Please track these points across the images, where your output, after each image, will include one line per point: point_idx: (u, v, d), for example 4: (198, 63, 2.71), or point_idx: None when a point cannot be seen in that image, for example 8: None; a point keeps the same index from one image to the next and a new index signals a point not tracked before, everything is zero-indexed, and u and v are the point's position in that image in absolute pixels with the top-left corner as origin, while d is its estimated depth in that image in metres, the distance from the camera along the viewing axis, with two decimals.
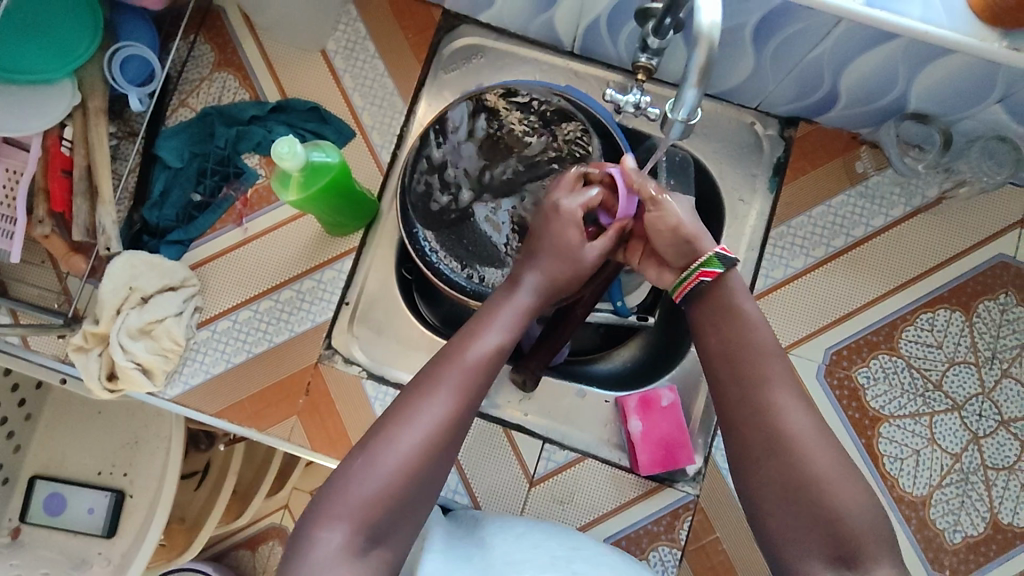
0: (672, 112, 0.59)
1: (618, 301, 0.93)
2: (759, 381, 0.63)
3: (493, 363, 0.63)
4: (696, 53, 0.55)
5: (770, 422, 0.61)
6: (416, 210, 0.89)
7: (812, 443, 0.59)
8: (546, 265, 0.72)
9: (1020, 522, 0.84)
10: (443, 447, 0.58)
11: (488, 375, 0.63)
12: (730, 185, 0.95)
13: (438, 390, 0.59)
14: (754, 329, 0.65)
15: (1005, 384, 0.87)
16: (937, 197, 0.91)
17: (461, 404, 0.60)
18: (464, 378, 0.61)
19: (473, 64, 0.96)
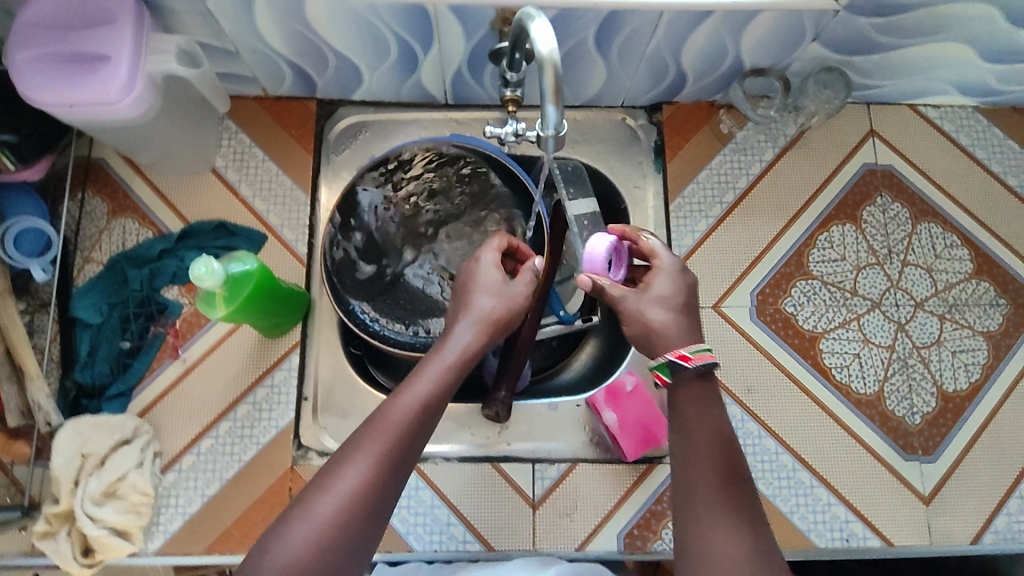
0: (542, 130, 0.65)
1: (561, 312, 0.97)
2: (696, 492, 0.64)
3: (422, 414, 0.66)
4: (544, 79, 0.61)
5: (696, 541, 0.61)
6: (347, 286, 0.91)
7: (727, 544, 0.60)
8: (479, 306, 0.75)
9: (962, 386, 0.94)
10: (368, 502, 0.61)
11: (418, 428, 0.66)
12: (622, 177, 1.03)
13: (363, 447, 0.63)
14: (696, 445, 0.66)
15: (909, 272, 0.98)
16: (797, 133, 1.02)
17: (387, 457, 0.63)
18: (390, 432, 0.64)
19: (360, 140, 1.01)
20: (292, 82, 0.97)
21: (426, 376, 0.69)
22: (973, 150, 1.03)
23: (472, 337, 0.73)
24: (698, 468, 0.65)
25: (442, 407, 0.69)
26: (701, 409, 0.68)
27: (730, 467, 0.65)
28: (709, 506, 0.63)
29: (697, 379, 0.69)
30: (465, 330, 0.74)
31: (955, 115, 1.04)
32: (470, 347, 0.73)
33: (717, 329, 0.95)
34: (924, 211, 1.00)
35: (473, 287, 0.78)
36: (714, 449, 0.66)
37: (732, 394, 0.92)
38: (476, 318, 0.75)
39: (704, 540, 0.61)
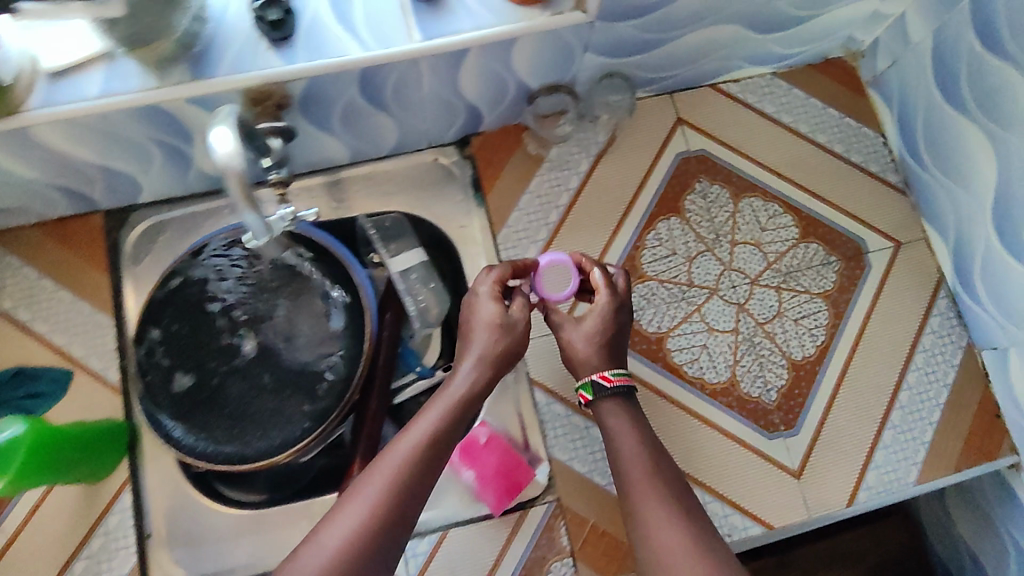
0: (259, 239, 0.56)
1: (418, 366, 0.99)
2: (641, 496, 0.73)
3: (417, 463, 0.69)
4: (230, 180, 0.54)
5: (644, 537, 0.70)
6: (164, 406, 0.84)
7: (649, 501, 0.72)
8: (477, 345, 0.77)
9: (810, 351, 0.95)
10: (365, 548, 0.63)
11: (415, 477, 0.68)
12: (447, 219, 1.00)
13: (360, 493, 0.66)
14: (631, 456, 0.76)
15: (740, 251, 0.98)
16: (608, 138, 1.00)
17: (382, 505, 0.66)
18: (388, 480, 0.67)
19: (160, 242, 0.94)
20: (66, 203, 0.89)
21: (424, 425, 0.72)
22: (779, 116, 1.04)
23: (476, 377, 0.76)
24: (641, 477, 0.74)
25: (444, 451, 0.72)
26: (626, 422, 0.79)
27: (670, 475, 0.76)
28: (653, 505, 0.72)
29: (611, 396, 0.80)
30: (468, 372, 0.76)
31: (756, 85, 1.05)
32: (472, 391, 0.76)
33: None
34: (743, 187, 1.01)
35: (474, 324, 0.79)
36: (645, 449, 0.77)
37: (590, 417, 0.90)
38: (478, 358, 0.77)
39: (652, 538, 0.70)
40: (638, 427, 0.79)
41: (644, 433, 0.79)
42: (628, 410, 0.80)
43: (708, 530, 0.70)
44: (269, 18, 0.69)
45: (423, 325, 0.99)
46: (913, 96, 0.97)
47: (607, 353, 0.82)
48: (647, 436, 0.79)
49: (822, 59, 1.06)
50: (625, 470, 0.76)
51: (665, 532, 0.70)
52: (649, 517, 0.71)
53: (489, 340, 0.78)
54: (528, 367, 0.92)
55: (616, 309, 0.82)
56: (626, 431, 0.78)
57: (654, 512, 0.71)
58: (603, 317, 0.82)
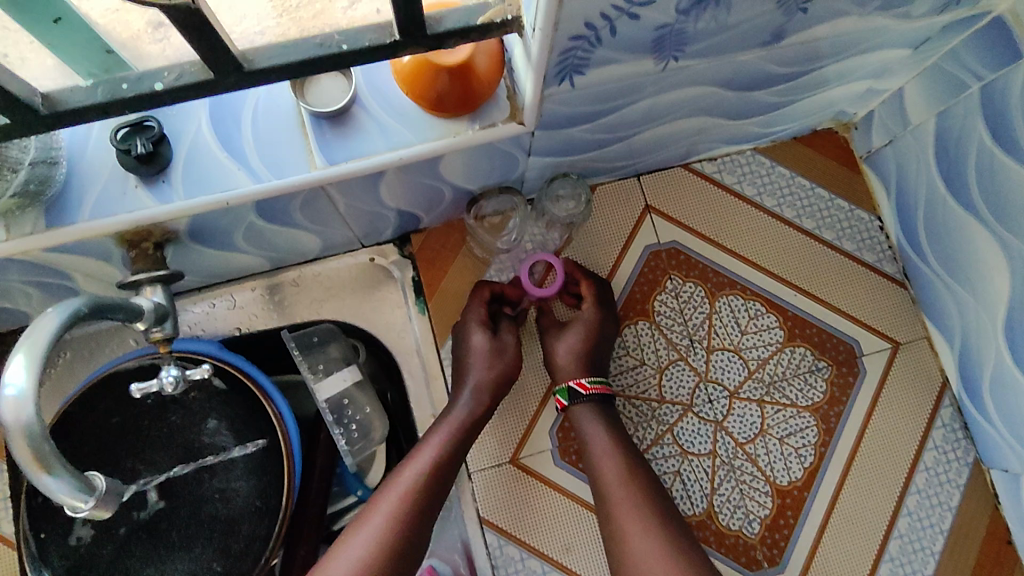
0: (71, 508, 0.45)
1: (360, 490, 0.88)
2: (616, 501, 0.69)
3: (427, 487, 0.69)
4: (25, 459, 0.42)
5: (623, 552, 0.65)
6: (57, 575, 0.73)
7: (631, 514, 0.67)
8: (472, 372, 0.78)
9: (797, 475, 0.84)
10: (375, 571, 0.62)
11: (426, 501, 0.68)
12: (386, 329, 0.89)
13: (370, 518, 0.66)
14: (611, 462, 0.72)
15: (717, 358, 0.87)
16: (566, 237, 0.89)
17: (390, 530, 0.65)
18: (397, 504, 0.67)
19: (61, 364, 0.85)
20: None
21: (433, 447, 0.72)
22: (760, 200, 0.92)
23: (478, 406, 0.76)
24: (620, 482, 0.70)
25: (452, 474, 0.72)
26: (606, 430, 0.75)
27: (651, 481, 0.71)
28: (630, 509, 0.67)
29: (592, 406, 0.77)
30: (469, 396, 0.76)
31: (735, 163, 0.93)
32: (474, 417, 0.76)
33: (516, 488, 0.82)
34: (720, 284, 0.89)
35: (467, 354, 0.79)
36: (629, 461, 0.72)
37: (548, 561, 0.80)
38: (479, 383, 0.77)
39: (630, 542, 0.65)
40: (621, 439, 0.74)
41: (623, 441, 0.75)
42: (607, 418, 0.77)
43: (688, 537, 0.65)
44: (135, 152, 0.59)
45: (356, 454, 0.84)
46: (912, 181, 0.85)
47: (588, 362, 0.80)
48: (626, 442, 0.75)
49: (809, 131, 0.94)
50: (602, 477, 0.72)
51: (642, 538, 0.65)
52: (626, 522, 0.66)
53: (481, 367, 0.78)
54: (477, 504, 0.82)
55: (601, 319, 0.83)
56: (606, 437, 0.75)
57: (630, 517, 0.67)
58: (587, 324, 0.81)
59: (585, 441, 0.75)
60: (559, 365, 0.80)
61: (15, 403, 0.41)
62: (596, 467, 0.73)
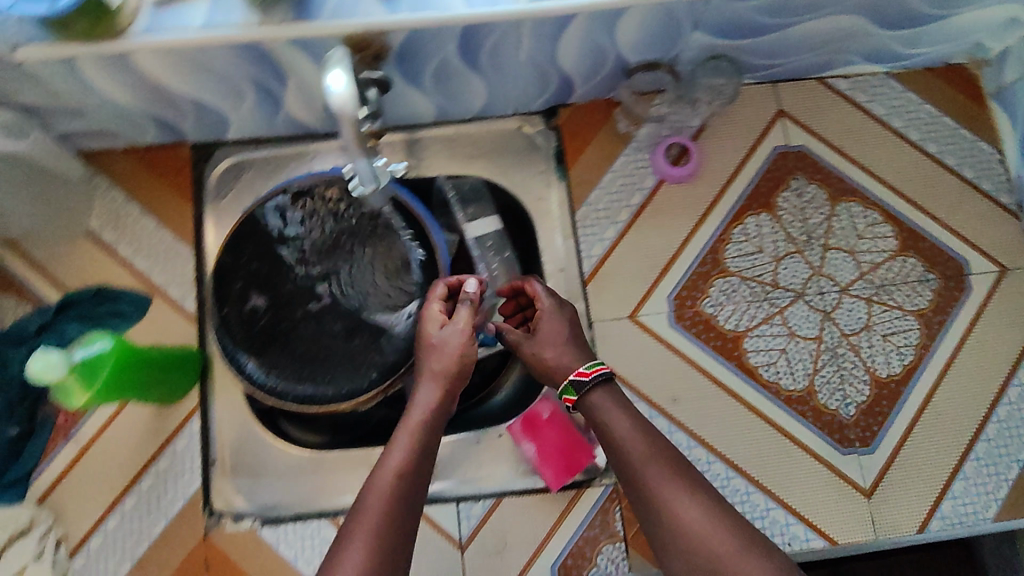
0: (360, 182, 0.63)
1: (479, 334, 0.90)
2: (648, 484, 0.67)
3: (407, 483, 0.67)
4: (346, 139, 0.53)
5: (675, 530, 0.64)
6: (238, 343, 0.85)
7: (674, 498, 0.66)
8: (432, 367, 0.75)
9: (896, 369, 0.90)
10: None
11: (406, 503, 0.66)
12: (525, 190, 0.97)
13: (364, 525, 0.63)
14: (636, 444, 0.71)
15: (831, 256, 0.93)
16: (701, 125, 0.96)
17: (382, 535, 0.63)
18: (382, 510, 0.64)
19: (243, 180, 0.95)
20: (156, 132, 0.90)
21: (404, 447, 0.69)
22: (889, 119, 0.99)
23: (436, 396, 0.74)
24: (652, 463, 0.69)
25: (426, 468, 0.70)
26: (619, 412, 0.73)
27: (678, 455, 0.71)
28: (667, 487, 0.67)
29: (600, 388, 0.75)
30: (432, 385, 0.75)
31: (868, 83, 1.00)
32: (435, 406, 0.74)
33: (633, 341, 0.91)
34: (842, 190, 0.96)
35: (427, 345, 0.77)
36: (648, 441, 0.71)
37: (657, 407, 0.89)
38: (436, 374, 0.75)
39: (678, 519, 0.65)
40: (634, 420, 0.73)
41: (640, 420, 0.73)
42: (615, 398, 0.75)
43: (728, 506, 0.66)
44: None
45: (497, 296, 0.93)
46: None
47: (577, 352, 0.79)
48: (645, 427, 0.73)
49: (942, 64, 0.99)
50: (630, 463, 0.70)
51: (688, 514, 0.65)
52: (666, 501, 0.66)
53: (438, 359, 0.76)
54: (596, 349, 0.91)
55: (567, 309, 0.83)
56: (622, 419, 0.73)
57: (670, 494, 0.66)
58: (557, 320, 0.81)
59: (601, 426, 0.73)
60: (550, 360, 0.79)
61: (341, 97, 0.51)
62: (619, 453, 0.71)
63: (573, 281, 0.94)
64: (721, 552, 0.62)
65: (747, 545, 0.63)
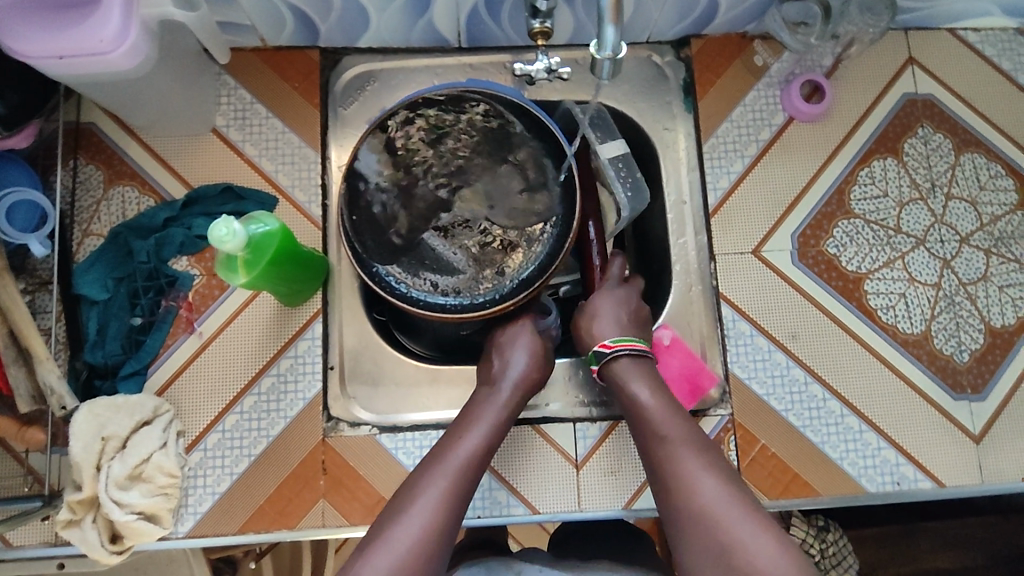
0: (598, 53, 0.65)
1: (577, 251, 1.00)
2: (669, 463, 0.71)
3: (471, 467, 0.73)
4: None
5: (688, 499, 0.68)
6: (370, 250, 0.84)
7: (690, 467, 0.70)
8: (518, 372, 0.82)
9: (1010, 321, 0.91)
10: (446, 528, 0.67)
11: (473, 474, 0.72)
12: (651, 119, 0.96)
13: (422, 495, 0.69)
14: (660, 420, 0.74)
15: (953, 206, 0.94)
16: (834, 64, 0.95)
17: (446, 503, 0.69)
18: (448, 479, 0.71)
19: (367, 92, 0.93)
20: (293, 29, 0.87)
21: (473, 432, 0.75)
22: (1015, 75, 0.98)
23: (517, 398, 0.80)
24: (676, 442, 0.73)
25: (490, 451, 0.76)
26: (644, 385, 0.78)
27: (696, 431, 0.74)
28: (687, 465, 0.70)
29: (630, 361, 0.80)
30: (510, 391, 0.80)
31: (997, 38, 0.99)
32: (512, 409, 0.80)
33: (755, 275, 0.91)
34: (967, 141, 0.96)
35: (514, 350, 0.84)
36: (670, 415, 0.75)
37: (776, 341, 0.89)
38: (517, 380, 0.81)
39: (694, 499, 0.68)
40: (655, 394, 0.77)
41: (665, 396, 0.77)
42: (641, 369, 0.80)
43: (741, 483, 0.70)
44: None
45: (623, 221, 0.97)
46: None
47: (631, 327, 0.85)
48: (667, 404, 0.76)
49: None
50: (650, 434, 0.74)
51: (704, 491, 0.68)
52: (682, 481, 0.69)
53: (526, 366, 0.83)
54: (717, 281, 0.91)
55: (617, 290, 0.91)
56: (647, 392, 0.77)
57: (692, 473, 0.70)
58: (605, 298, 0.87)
59: (627, 399, 0.77)
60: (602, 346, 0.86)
61: None
62: (643, 423, 0.75)
63: (696, 214, 0.93)
64: (737, 533, 0.64)
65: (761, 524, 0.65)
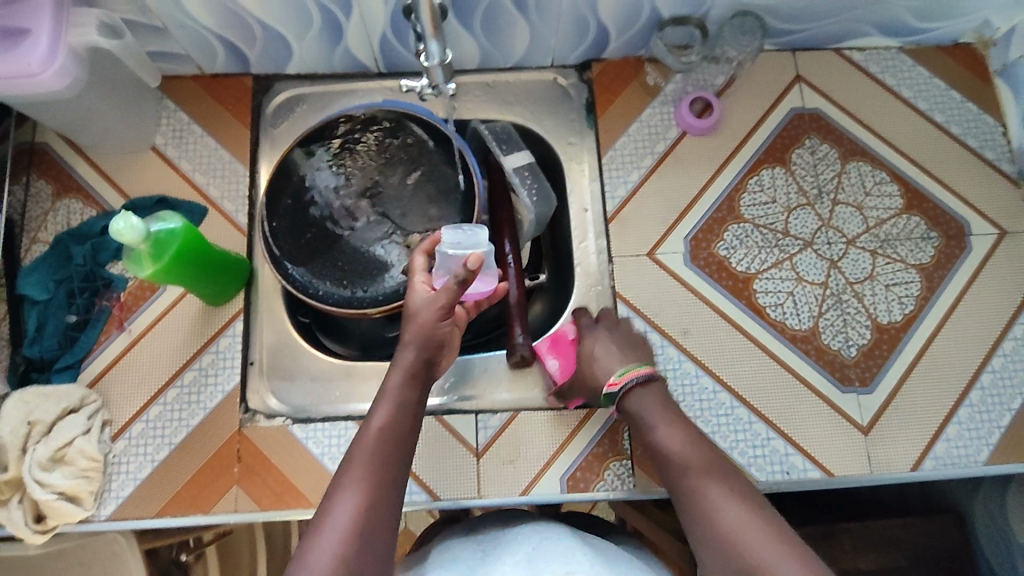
0: (427, 61, 0.73)
1: None
2: (694, 485, 0.74)
3: (390, 426, 0.72)
4: (422, 16, 0.68)
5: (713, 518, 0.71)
6: (285, 252, 0.91)
7: (709, 487, 0.73)
8: (412, 335, 0.76)
9: (897, 317, 0.96)
10: (376, 494, 0.67)
11: (389, 444, 0.71)
12: (557, 135, 1.04)
13: (351, 484, 0.67)
14: (681, 444, 0.77)
15: (840, 211, 0.99)
16: (723, 85, 1.03)
17: (375, 476, 0.68)
18: (373, 453, 0.70)
19: (297, 113, 1.03)
20: (225, 59, 0.97)
21: (389, 402, 0.73)
22: (899, 90, 1.05)
23: (413, 358, 0.75)
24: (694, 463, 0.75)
25: (412, 417, 0.74)
26: (665, 413, 0.79)
27: (715, 454, 0.77)
28: (711, 491, 0.72)
29: (641, 386, 0.81)
30: (408, 350, 0.75)
31: (881, 56, 1.06)
32: (415, 365, 0.75)
33: (651, 276, 0.96)
34: (852, 150, 1.02)
35: (411, 310, 0.76)
36: (690, 440, 0.77)
37: (668, 337, 0.94)
38: (404, 341, 0.76)
39: (714, 517, 0.71)
40: (676, 419, 0.79)
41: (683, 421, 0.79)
42: (656, 393, 0.81)
43: (771, 511, 0.71)
44: None
45: (535, 227, 1.03)
46: None
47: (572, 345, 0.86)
48: (692, 434, 0.78)
49: (952, 42, 1.06)
50: (672, 458, 0.77)
51: (726, 515, 0.70)
52: (710, 506, 0.71)
53: (419, 327, 0.76)
54: (615, 282, 0.97)
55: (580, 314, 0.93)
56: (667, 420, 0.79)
57: (715, 499, 0.72)
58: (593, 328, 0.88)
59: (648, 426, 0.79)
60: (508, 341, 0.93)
61: None
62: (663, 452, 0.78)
63: (597, 220, 1.00)
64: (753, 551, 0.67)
65: (788, 550, 0.67)
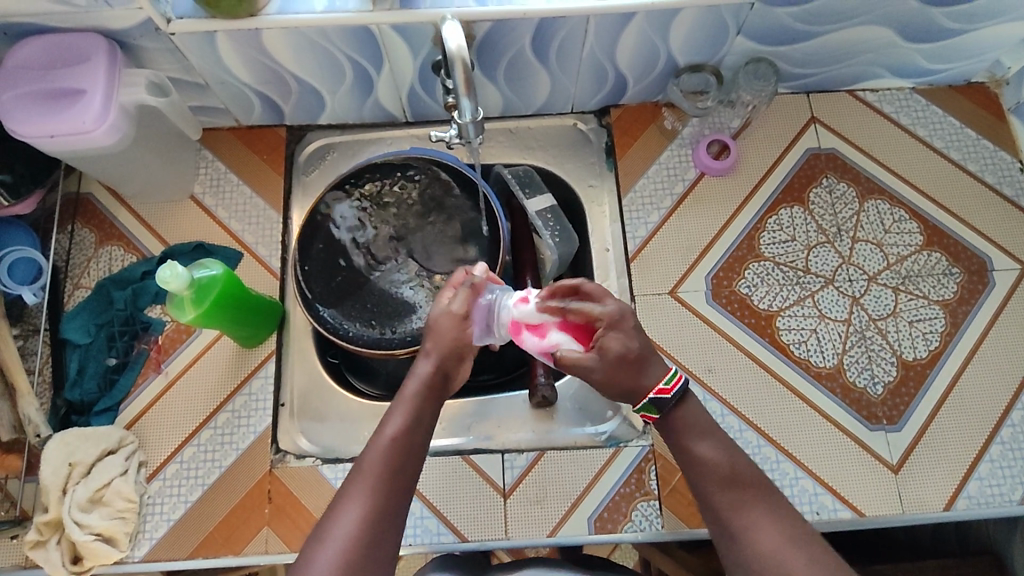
0: (461, 118, 0.77)
1: None
2: (731, 508, 0.68)
3: (403, 436, 0.70)
4: (455, 77, 0.71)
5: (751, 544, 0.66)
6: (317, 295, 0.94)
7: (747, 513, 0.67)
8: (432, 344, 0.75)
9: (922, 354, 0.96)
10: (381, 506, 0.66)
11: (399, 455, 0.69)
12: (577, 177, 1.07)
13: (356, 494, 0.67)
14: (716, 462, 0.70)
15: (860, 248, 1.00)
16: (740, 127, 1.06)
17: (382, 488, 0.67)
18: (381, 464, 0.68)
19: (327, 161, 1.07)
20: (261, 112, 1.02)
21: (401, 411, 0.71)
22: (915, 129, 1.07)
23: (430, 369, 0.74)
24: (731, 484, 0.69)
25: (424, 429, 0.72)
26: (702, 434, 0.72)
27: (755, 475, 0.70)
28: (750, 513, 0.67)
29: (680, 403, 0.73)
30: (426, 359, 0.74)
31: (895, 97, 1.08)
32: (433, 376, 0.74)
33: (674, 315, 0.98)
34: (870, 189, 1.04)
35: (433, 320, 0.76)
36: (728, 460, 0.70)
37: (692, 375, 0.95)
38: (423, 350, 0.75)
39: (753, 543, 0.66)
40: (710, 437, 0.72)
41: (722, 438, 0.73)
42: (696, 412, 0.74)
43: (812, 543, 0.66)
44: None
45: (558, 266, 1.05)
46: None
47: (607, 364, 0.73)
48: (731, 448, 0.72)
49: (964, 82, 1.08)
50: (706, 480, 0.70)
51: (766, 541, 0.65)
52: (746, 531, 0.66)
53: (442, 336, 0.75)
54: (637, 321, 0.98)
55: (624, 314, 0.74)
56: (703, 440, 0.72)
57: (755, 521, 0.67)
58: (629, 321, 0.74)
59: (685, 446, 0.72)
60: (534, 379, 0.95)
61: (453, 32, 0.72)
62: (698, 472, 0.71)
63: (619, 260, 1.02)
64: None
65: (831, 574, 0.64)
